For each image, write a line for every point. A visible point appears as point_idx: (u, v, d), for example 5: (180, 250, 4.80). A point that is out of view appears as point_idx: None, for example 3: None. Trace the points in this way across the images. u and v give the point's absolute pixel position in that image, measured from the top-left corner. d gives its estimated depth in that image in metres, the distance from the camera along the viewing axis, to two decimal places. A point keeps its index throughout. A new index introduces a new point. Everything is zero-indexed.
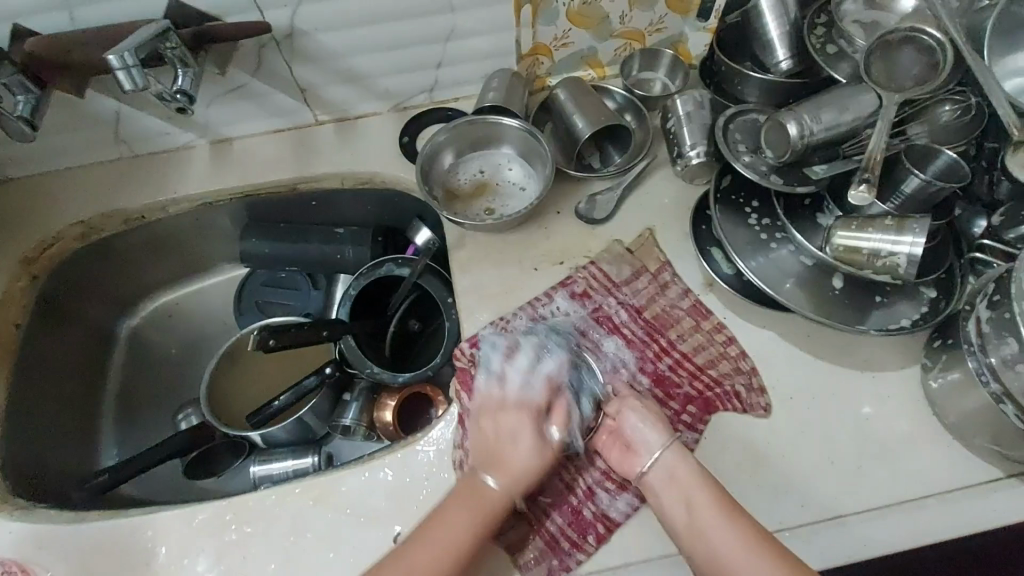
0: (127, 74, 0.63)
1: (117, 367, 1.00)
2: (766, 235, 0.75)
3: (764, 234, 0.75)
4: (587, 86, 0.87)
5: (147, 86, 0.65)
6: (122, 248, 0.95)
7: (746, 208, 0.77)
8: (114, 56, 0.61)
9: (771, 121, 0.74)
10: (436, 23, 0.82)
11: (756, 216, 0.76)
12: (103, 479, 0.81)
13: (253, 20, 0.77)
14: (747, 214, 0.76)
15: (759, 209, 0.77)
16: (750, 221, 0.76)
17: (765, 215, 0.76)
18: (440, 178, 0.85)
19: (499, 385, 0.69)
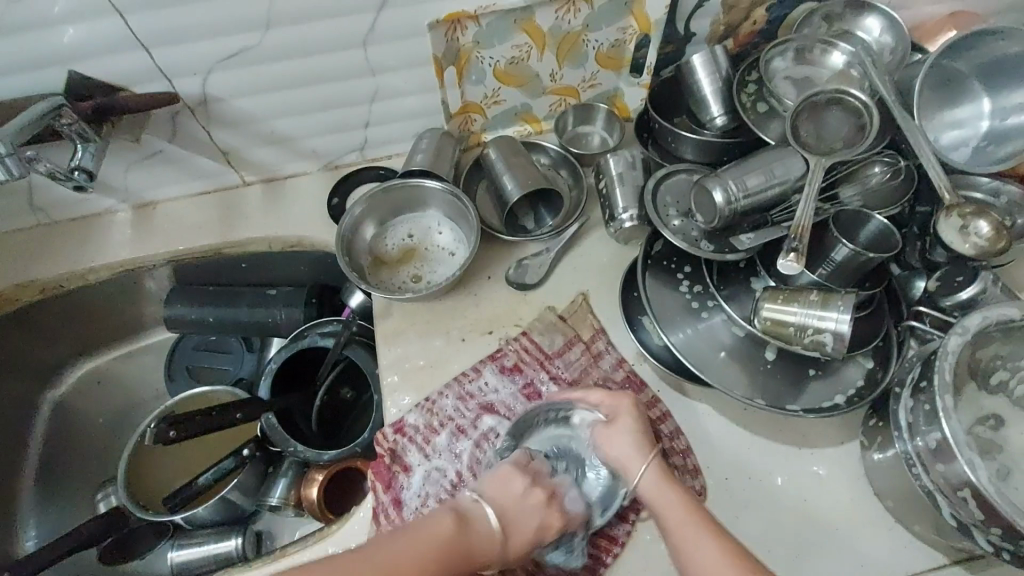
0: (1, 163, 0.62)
1: (39, 440, 0.95)
2: (698, 303, 0.72)
3: (696, 302, 0.72)
4: (518, 145, 0.84)
5: (25, 173, 0.64)
6: (41, 318, 0.90)
7: (678, 274, 0.74)
8: None
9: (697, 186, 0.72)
10: (359, 86, 0.79)
11: (688, 282, 0.74)
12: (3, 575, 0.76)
13: (162, 89, 0.73)
14: (679, 282, 0.74)
15: (691, 275, 0.74)
16: (681, 286, 0.73)
17: (694, 282, 0.73)
18: (365, 246, 0.81)
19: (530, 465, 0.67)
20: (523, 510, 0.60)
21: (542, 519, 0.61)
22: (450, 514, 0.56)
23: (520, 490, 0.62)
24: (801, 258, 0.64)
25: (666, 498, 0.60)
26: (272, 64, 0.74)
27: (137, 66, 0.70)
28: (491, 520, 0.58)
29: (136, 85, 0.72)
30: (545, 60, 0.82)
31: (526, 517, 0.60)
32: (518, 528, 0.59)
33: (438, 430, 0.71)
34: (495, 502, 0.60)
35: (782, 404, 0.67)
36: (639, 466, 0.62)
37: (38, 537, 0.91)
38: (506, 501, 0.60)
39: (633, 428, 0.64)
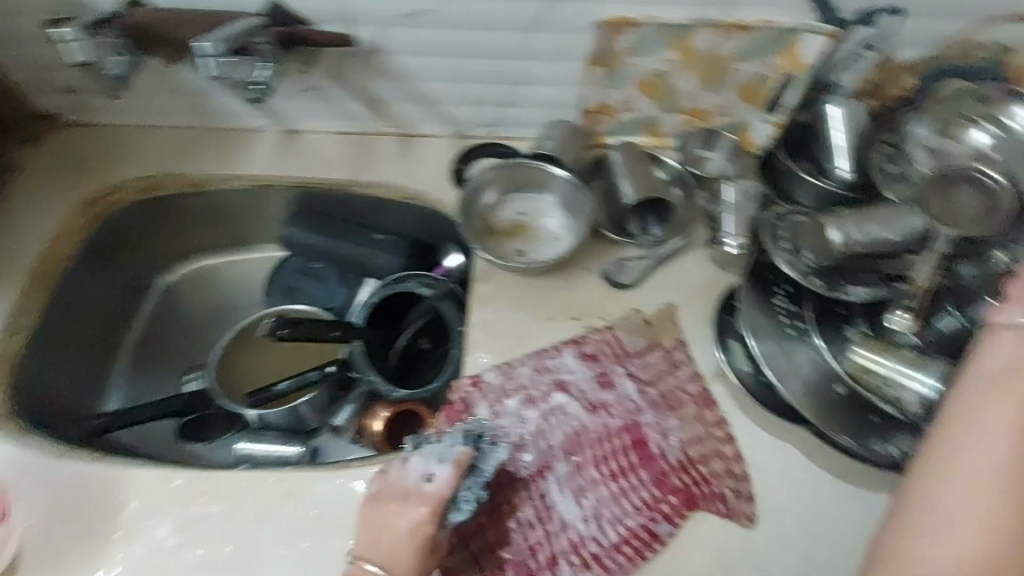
0: (209, 61, 0.69)
1: (145, 316, 1.05)
2: (790, 325, 0.74)
3: (788, 324, 0.74)
4: (639, 153, 0.88)
5: (223, 75, 0.71)
6: (175, 209, 1.00)
7: (776, 291, 0.75)
8: (203, 45, 0.68)
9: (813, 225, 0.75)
10: (511, 67, 0.85)
11: (784, 300, 0.75)
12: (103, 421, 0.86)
13: (339, 31, 0.81)
14: (774, 295, 0.75)
15: (790, 294, 0.75)
16: (777, 307, 0.74)
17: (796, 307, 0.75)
18: (481, 211, 0.87)
19: (401, 470, 0.66)
20: (394, 530, 0.62)
21: (410, 530, 0.61)
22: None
23: (398, 517, 0.62)
24: (914, 321, 0.69)
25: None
26: (445, 29, 0.80)
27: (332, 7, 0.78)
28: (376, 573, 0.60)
29: (323, 23, 0.80)
30: (688, 79, 0.86)
31: (395, 530, 0.62)
32: (400, 561, 0.61)
33: (510, 394, 0.74)
34: (369, 549, 0.62)
35: (865, 442, 0.68)
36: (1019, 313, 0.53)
37: (124, 400, 0.98)
38: (380, 547, 0.61)
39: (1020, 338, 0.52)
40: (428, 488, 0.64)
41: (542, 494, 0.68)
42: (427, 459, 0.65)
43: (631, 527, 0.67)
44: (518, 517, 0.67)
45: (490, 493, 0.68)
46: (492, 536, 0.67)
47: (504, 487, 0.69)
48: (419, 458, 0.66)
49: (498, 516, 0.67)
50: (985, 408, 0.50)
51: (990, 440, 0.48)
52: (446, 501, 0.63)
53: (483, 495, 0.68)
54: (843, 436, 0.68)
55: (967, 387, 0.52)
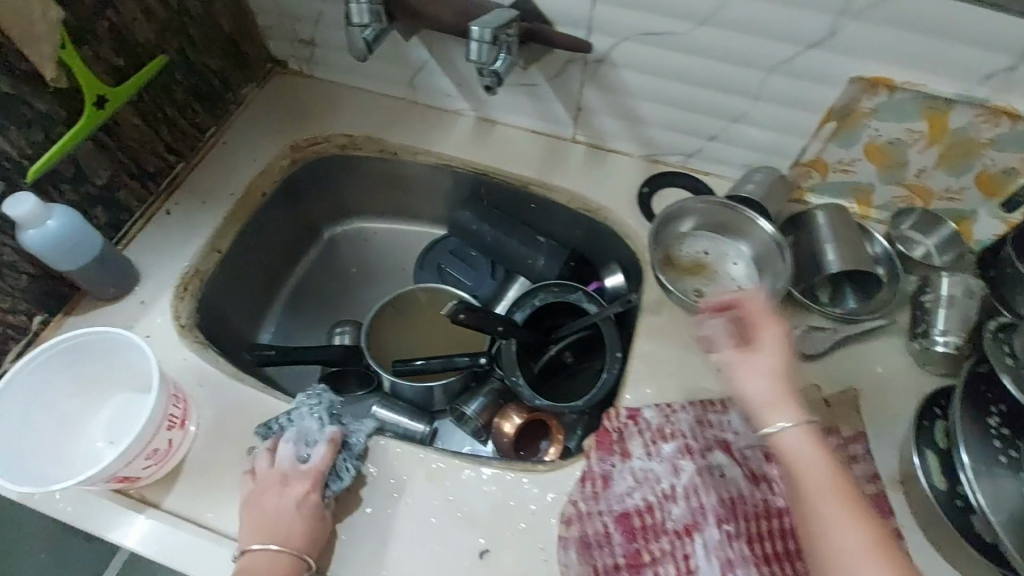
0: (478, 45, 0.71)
1: (308, 261, 1.10)
2: (1003, 448, 0.65)
3: (1001, 447, 0.65)
4: (849, 220, 0.82)
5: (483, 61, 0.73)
6: (363, 169, 1.04)
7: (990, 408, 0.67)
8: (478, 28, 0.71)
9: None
10: (734, 104, 0.82)
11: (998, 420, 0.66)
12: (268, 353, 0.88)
13: (578, 36, 0.81)
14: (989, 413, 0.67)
15: (1005, 415, 0.67)
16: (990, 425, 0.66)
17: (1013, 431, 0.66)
18: (666, 242, 0.84)
19: (270, 459, 0.67)
20: (285, 516, 0.63)
21: (294, 504, 0.63)
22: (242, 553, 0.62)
23: (292, 501, 0.64)
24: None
25: (810, 455, 0.65)
26: (682, 54, 0.78)
27: (577, 11, 0.78)
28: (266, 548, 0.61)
29: (563, 25, 0.80)
30: (925, 153, 0.79)
31: (285, 515, 0.63)
32: (285, 530, 0.62)
33: (668, 437, 0.71)
34: (259, 529, 0.62)
35: None
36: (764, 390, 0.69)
37: (273, 333, 1.04)
38: (271, 527, 0.62)
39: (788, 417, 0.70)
40: (310, 464, 0.66)
41: (687, 554, 0.64)
42: (297, 443, 0.68)
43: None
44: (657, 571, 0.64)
45: (632, 536, 0.66)
46: None
47: (647, 536, 0.66)
48: (289, 441, 0.68)
49: (637, 563, 0.65)
50: (844, 530, 0.59)
51: (850, 550, 0.58)
52: (326, 474, 0.66)
53: (624, 536, 0.66)
54: None
55: (839, 508, 0.61)
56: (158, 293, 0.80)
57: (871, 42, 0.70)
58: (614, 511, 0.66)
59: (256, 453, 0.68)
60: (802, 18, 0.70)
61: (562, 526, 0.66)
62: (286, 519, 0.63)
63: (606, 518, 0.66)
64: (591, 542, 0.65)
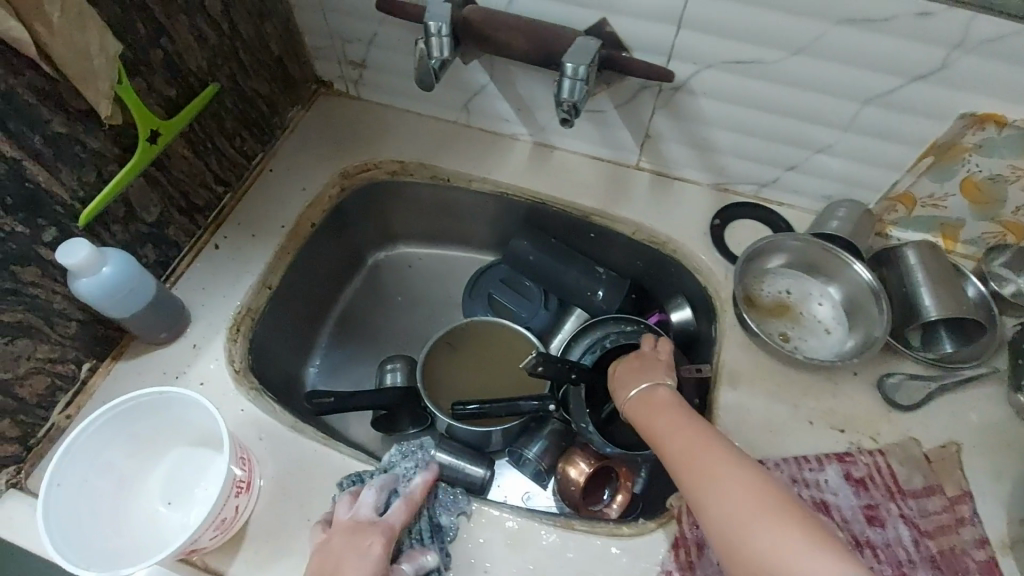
0: (570, 83, 0.68)
1: (352, 289, 1.05)
2: None
3: None
4: (944, 259, 0.77)
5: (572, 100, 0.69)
6: (412, 195, 0.99)
7: None
8: (571, 65, 0.67)
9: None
10: (819, 135, 0.77)
11: None
12: (328, 400, 0.83)
13: (656, 62, 0.76)
14: None
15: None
16: None
17: None
18: (746, 280, 0.79)
19: (350, 507, 0.62)
20: (350, 565, 0.56)
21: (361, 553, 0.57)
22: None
23: (365, 554, 0.57)
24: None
25: (658, 408, 0.64)
26: (769, 83, 0.73)
27: (657, 38, 0.73)
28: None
29: (640, 51, 0.75)
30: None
31: (351, 564, 0.56)
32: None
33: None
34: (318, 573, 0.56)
35: None
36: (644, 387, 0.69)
37: (319, 367, 0.98)
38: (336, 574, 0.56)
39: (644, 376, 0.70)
40: (391, 517, 0.62)
41: None
42: (381, 491, 0.63)
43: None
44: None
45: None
46: None
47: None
48: (374, 489, 0.64)
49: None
50: (706, 484, 0.54)
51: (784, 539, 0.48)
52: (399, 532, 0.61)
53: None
54: None
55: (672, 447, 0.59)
56: (211, 337, 0.77)
57: (984, 76, 0.65)
58: None
59: (337, 501, 0.64)
60: (909, 49, 0.65)
61: None
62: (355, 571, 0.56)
63: None
64: None
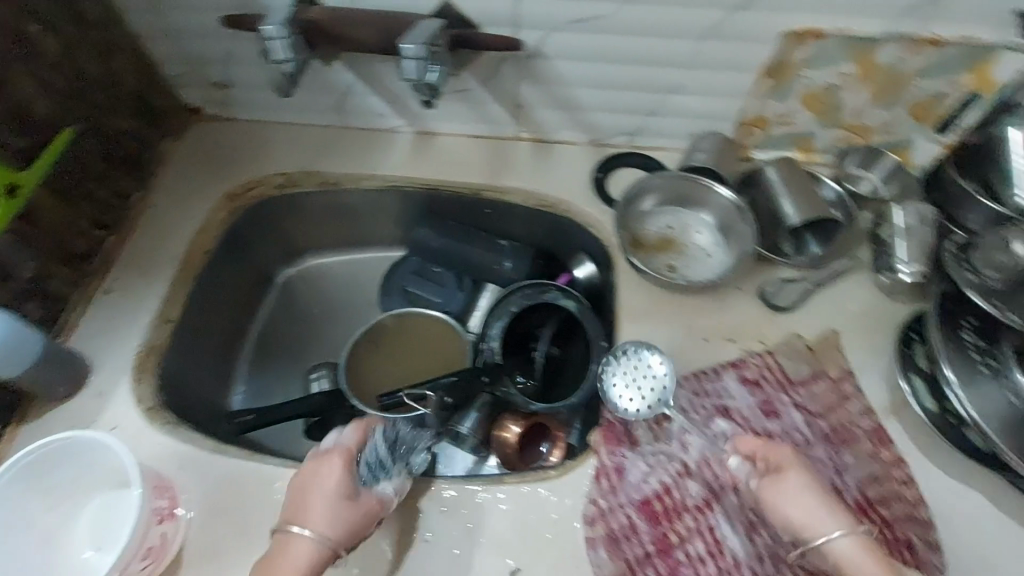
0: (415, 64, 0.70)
1: (266, 309, 1.07)
2: (979, 357, 0.68)
3: (977, 356, 0.68)
4: (800, 170, 0.84)
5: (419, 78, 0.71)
6: (307, 206, 1.00)
7: (961, 323, 0.71)
8: (411, 45, 0.69)
9: (992, 241, 0.70)
10: (670, 76, 0.82)
11: (972, 332, 0.70)
12: (249, 419, 0.85)
13: (506, 34, 0.79)
14: (961, 329, 0.70)
15: (977, 328, 0.70)
16: (965, 339, 0.69)
17: (985, 337, 0.70)
18: (630, 223, 0.84)
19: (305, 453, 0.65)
20: (319, 496, 0.61)
21: (324, 483, 0.61)
22: (279, 536, 0.59)
23: (328, 481, 0.61)
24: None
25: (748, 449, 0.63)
26: (612, 36, 0.77)
27: (499, 10, 0.76)
28: (302, 534, 0.58)
29: (487, 26, 0.78)
30: (859, 94, 0.81)
31: (319, 494, 0.61)
32: (319, 513, 0.60)
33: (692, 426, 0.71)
34: (295, 513, 0.60)
35: None
36: (831, 528, 0.56)
37: (245, 393, 1.00)
38: (313, 513, 0.60)
39: (812, 485, 0.58)
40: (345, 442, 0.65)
41: (711, 526, 0.66)
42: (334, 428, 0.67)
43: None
44: (688, 550, 0.65)
45: (655, 521, 0.67)
46: (663, 568, 0.64)
47: (670, 517, 0.67)
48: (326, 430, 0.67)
49: (667, 546, 0.65)
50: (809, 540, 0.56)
51: None
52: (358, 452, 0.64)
53: (649, 522, 0.66)
54: None
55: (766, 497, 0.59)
56: (117, 381, 0.78)
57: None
58: (634, 500, 0.67)
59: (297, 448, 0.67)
60: None
61: (588, 527, 0.66)
62: (317, 506, 0.60)
63: (627, 509, 0.67)
64: (617, 535, 0.66)
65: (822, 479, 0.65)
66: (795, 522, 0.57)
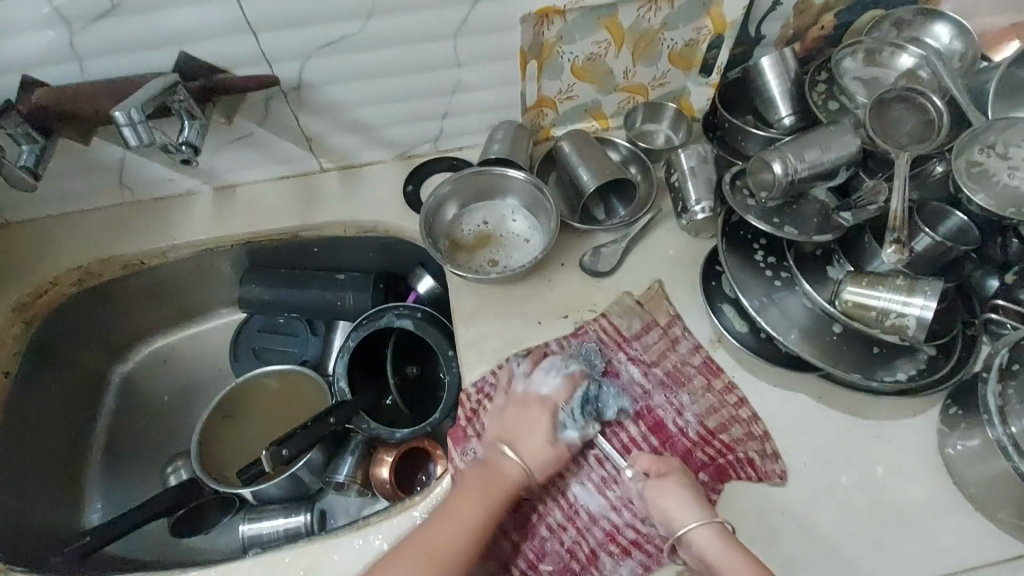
0: (133, 129, 0.63)
1: (108, 412, 0.98)
2: (772, 273, 0.75)
3: (770, 272, 0.75)
4: (591, 138, 0.87)
5: (153, 141, 0.65)
6: (119, 293, 0.93)
7: (754, 245, 0.77)
8: (121, 113, 0.62)
9: (757, 164, 0.75)
10: (443, 77, 0.82)
11: (763, 253, 0.76)
12: (86, 541, 0.77)
13: (261, 73, 0.76)
14: (753, 250, 0.76)
15: (765, 246, 0.77)
16: (756, 257, 0.76)
17: (772, 252, 0.76)
18: (444, 229, 0.85)
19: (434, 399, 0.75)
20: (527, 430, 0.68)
21: (547, 439, 0.67)
22: (476, 468, 0.67)
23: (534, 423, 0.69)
24: (904, 250, 0.67)
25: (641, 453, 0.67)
26: (368, 52, 0.77)
27: (243, 51, 0.73)
28: (507, 453, 0.67)
29: (239, 68, 0.75)
30: (620, 57, 0.84)
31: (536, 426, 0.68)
32: (530, 444, 0.67)
33: (579, 381, 0.72)
34: (500, 438, 0.69)
35: (874, 373, 0.69)
36: (693, 519, 0.61)
37: (104, 509, 0.93)
38: (525, 441, 0.68)
39: (686, 485, 0.63)
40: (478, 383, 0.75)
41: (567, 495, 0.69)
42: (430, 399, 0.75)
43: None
44: (548, 523, 0.68)
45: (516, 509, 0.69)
46: (530, 550, 0.67)
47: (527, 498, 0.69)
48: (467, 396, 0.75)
49: (530, 528, 0.68)
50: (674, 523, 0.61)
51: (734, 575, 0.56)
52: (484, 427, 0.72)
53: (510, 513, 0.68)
54: (851, 372, 0.69)
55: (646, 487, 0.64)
56: None
57: None
58: None
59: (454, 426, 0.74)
60: None
61: None
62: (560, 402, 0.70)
63: None
64: None
65: (693, 454, 0.69)
66: (669, 515, 0.62)
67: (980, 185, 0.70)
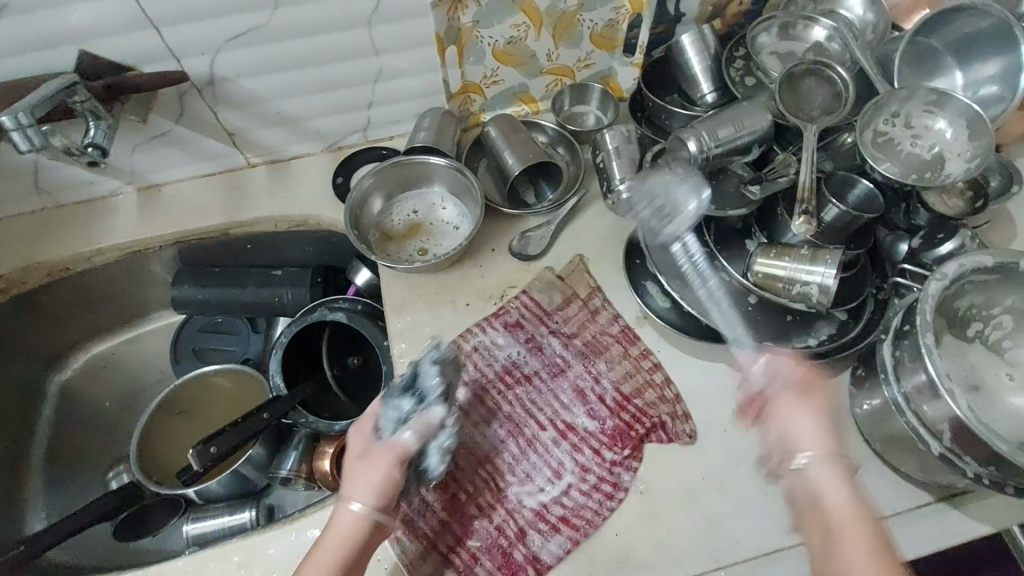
0: (23, 134, 0.63)
1: (46, 422, 0.97)
2: None
3: (691, 248, 0.77)
4: (517, 123, 0.87)
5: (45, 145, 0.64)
6: (46, 301, 0.91)
7: None
8: (8, 117, 0.61)
9: (673, 142, 0.76)
10: (362, 67, 0.82)
11: None
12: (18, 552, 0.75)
13: (170, 69, 0.75)
14: None
15: None
16: None
17: None
18: (372, 222, 0.85)
19: None
20: (369, 475, 0.61)
21: (387, 470, 0.61)
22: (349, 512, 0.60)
23: (370, 466, 0.62)
24: (811, 221, 0.70)
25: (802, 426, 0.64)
26: (279, 44, 0.76)
27: (147, 47, 0.72)
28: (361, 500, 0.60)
29: (144, 64, 0.74)
30: (542, 39, 0.84)
31: (373, 470, 0.61)
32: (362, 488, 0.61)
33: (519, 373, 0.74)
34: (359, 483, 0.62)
35: (789, 341, 0.72)
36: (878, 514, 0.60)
37: (48, 519, 0.92)
38: (358, 485, 0.61)
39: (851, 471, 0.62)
40: None
41: (494, 476, 0.70)
42: None
43: (582, 479, 0.69)
44: (477, 503, 0.69)
45: (442, 486, 0.69)
46: (456, 528, 0.68)
47: (455, 477, 0.70)
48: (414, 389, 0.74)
49: (456, 506, 0.68)
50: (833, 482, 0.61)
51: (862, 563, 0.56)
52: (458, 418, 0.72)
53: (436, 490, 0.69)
54: (765, 341, 0.72)
55: None
56: None
57: None
58: None
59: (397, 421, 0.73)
60: None
61: None
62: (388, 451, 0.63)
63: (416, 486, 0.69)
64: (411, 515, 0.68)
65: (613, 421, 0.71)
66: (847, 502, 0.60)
67: (884, 154, 0.73)
